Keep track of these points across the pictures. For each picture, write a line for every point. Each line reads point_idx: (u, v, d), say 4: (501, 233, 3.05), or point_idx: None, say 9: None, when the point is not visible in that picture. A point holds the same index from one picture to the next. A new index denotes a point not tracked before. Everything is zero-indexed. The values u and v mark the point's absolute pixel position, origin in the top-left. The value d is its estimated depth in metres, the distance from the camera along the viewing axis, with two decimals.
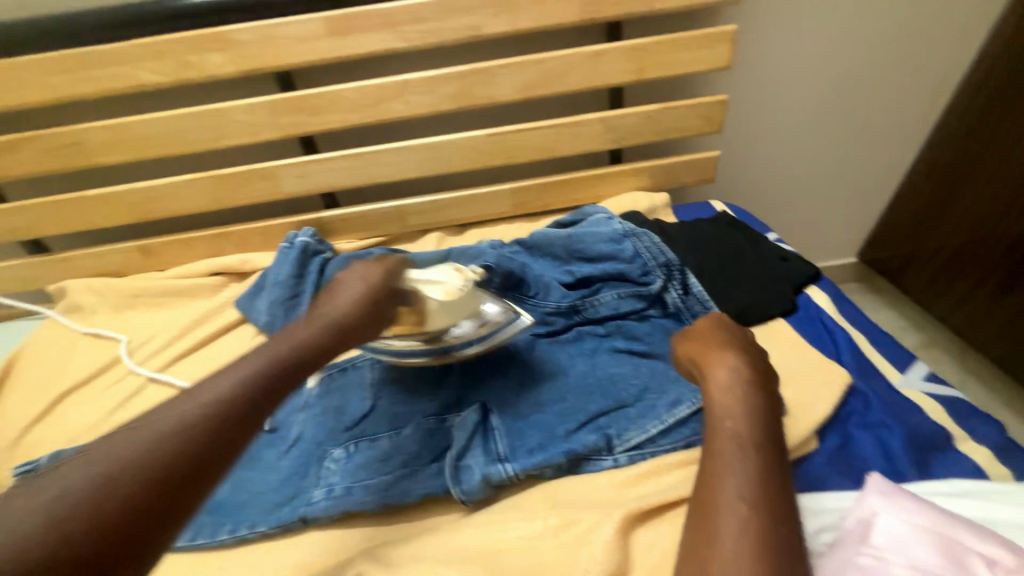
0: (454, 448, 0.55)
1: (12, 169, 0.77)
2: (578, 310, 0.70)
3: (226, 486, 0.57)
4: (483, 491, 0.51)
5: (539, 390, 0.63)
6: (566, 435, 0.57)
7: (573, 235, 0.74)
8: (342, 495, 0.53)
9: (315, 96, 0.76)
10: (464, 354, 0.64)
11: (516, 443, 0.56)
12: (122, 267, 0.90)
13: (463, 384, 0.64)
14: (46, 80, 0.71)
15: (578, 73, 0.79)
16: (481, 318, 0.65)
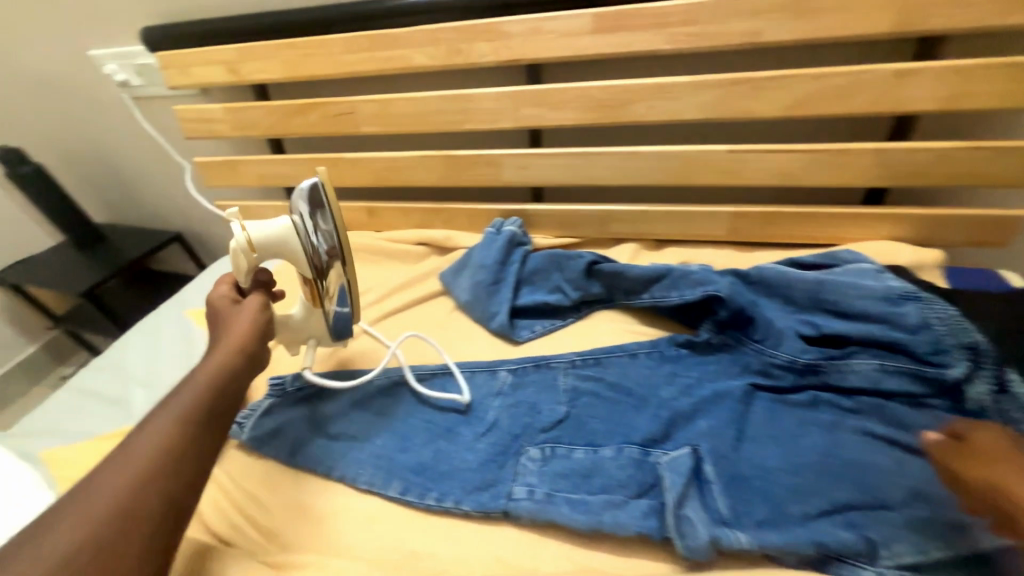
0: (670, 494, 0.50)
1: (299, 128, 0.92)
2: (822, 372, 0.59)
3: (430, 453, 0.60)
4: (709, 551, 0.46)
5: (766, 454, 0.54)
6: (807, 521, 0.48)
7: (826, 281, 0.63)
8: (549, 503, 0.52)
9: (560, 91, 0.76)
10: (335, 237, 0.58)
11: (742, 510, 0.49)
12: (349, 223, 1.02)
13: (670, 418, 0.59)
14: (344, 56, 0.83)
15: (867, 95, 0.66)
16: (302, 228, 0.56)
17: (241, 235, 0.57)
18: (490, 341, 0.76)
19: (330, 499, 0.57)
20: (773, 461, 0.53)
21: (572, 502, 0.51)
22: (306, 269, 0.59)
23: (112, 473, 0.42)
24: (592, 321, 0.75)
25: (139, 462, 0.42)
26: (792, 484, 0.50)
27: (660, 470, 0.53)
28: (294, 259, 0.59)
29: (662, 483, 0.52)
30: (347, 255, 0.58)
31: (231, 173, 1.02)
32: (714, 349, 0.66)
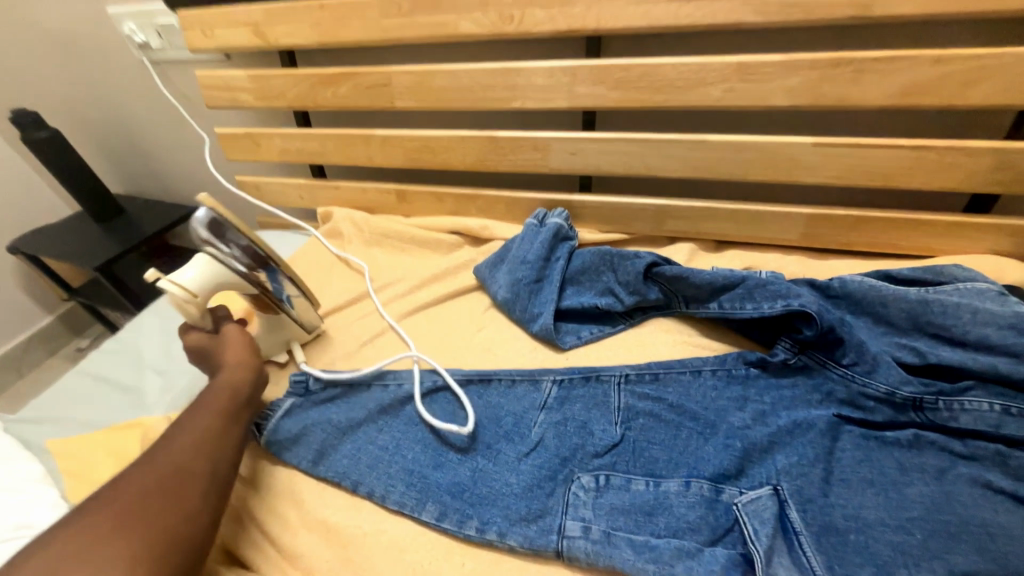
0: (756, 549, 0.43)
1: (328, 100, 0.84)
2: (926, 408, 0.51)
3: (469, 471, 0.53)
4: None
5: (864, 502, 0.46)
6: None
7: (935, 302, 0.54)
8: (609, 546, 0.45)
9: (625, 68, 0.67)
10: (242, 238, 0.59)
11: (839, 568, 0.42)
12: (376, 205, 0.95)
13: (743, 450, 0.51)
14: (382, 21, 0.74)
15: (995, 84, 0.56)
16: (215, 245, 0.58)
17: (175, 289, 0.57)
18: (531, 346, 0.69)
19: (358, 519, 0.52)
20: (873, 513, 0.45)
21: (636, 545, 0.45)
22: (247, 288, 0.61)
23: (150, 461, 0.47)
24: (646, 330, 0.67)
25: (173, 454, 0.48)
26: (901, 544, 0.43)
27: (739, 514, 0.46)
28: (236, 288, 0.61)
29: (743, 531, 0.44)
30: (269, 258, 0.61)
31: (253, 147, 0.95)
32: (791, 372, 0.58)
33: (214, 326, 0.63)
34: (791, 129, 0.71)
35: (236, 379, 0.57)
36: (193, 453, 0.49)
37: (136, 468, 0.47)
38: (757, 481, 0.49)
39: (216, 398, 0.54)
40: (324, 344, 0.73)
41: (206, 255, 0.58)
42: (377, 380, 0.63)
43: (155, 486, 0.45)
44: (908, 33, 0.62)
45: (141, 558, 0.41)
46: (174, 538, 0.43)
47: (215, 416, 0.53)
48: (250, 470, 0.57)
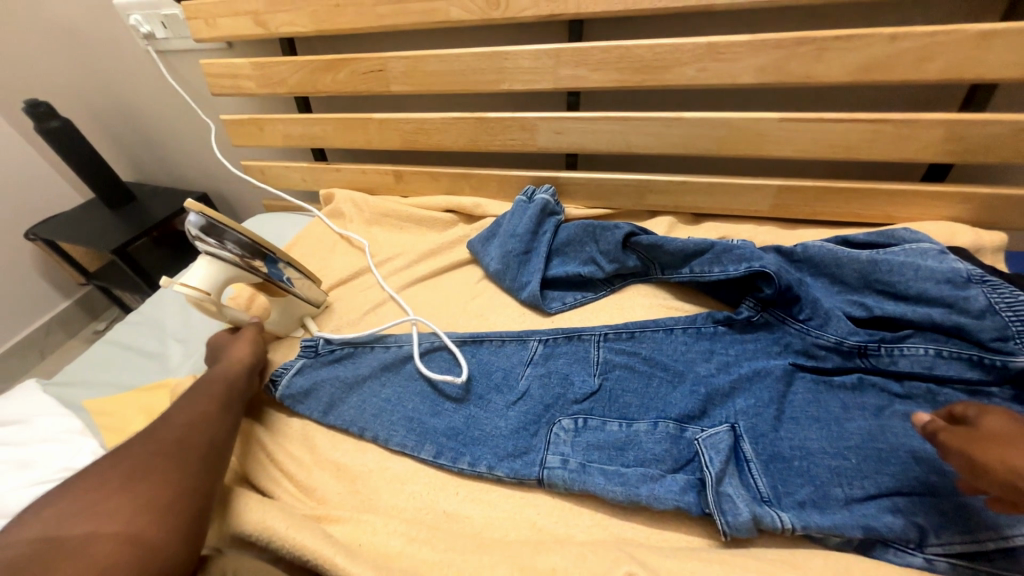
0: (709, 471, 0.49)
1: (328, 86, 0.89)
2: (868, 355, 0.57)
3: (463, 417, 0.60)
4: (752, 531, 0.45)
5: (807, 433, 0.52)
6: (852, 503, 0.47)
7: (882, 261, 0.59)
8: (583, 472, 0.51)
9: (605, 50, 0.71)
10: (234, 234, 0.64)
11: (781, 486, 0.49)
12: (376, 186, 1.00)
13: (706, 394, 0.57)
14: (377, 9, 0.79)
15: (943, 60, 0.61)
16: (213, 241, 0.63)
17: (188, 289, 0.63)
18: (520, 312, 0.75)
19: (364, 458, 0.59)
20: (815, 442, 0.51)
21: (607, 472, 0.51)
22: (252, 277, 0.68)
23: (149, 431, 0.50)
24: (625, 295, 0.73)
25: (167, 431, 0.50)
26: (837, 465, 0.49)
27: (698, 444, 0.52)
28: (241, 277, 0.67)
29: (701, 459, 0.51)
30: (258, 245, 0.67)
31: (257, 132, 1.00)
32: (754, 328, 0.64)
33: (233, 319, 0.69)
34: (763, 106, 0.76)
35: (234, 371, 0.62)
36: (191, 425, 0.52)
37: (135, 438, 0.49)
38: (717, 420, 0.55)
39: (213, 386, 0.58)
40: (330, 314, 0.80)
41: (205, 252, 0.65)
42: (379, 342, 0.69)
43: (156, 448, 0.47)
44: (869, 13, 0.66)
45: (140, 511, 0.42)
46: (172, 494, 0.44)
47: (213, 398, 0.56)
48: (267, 421, 0.64)
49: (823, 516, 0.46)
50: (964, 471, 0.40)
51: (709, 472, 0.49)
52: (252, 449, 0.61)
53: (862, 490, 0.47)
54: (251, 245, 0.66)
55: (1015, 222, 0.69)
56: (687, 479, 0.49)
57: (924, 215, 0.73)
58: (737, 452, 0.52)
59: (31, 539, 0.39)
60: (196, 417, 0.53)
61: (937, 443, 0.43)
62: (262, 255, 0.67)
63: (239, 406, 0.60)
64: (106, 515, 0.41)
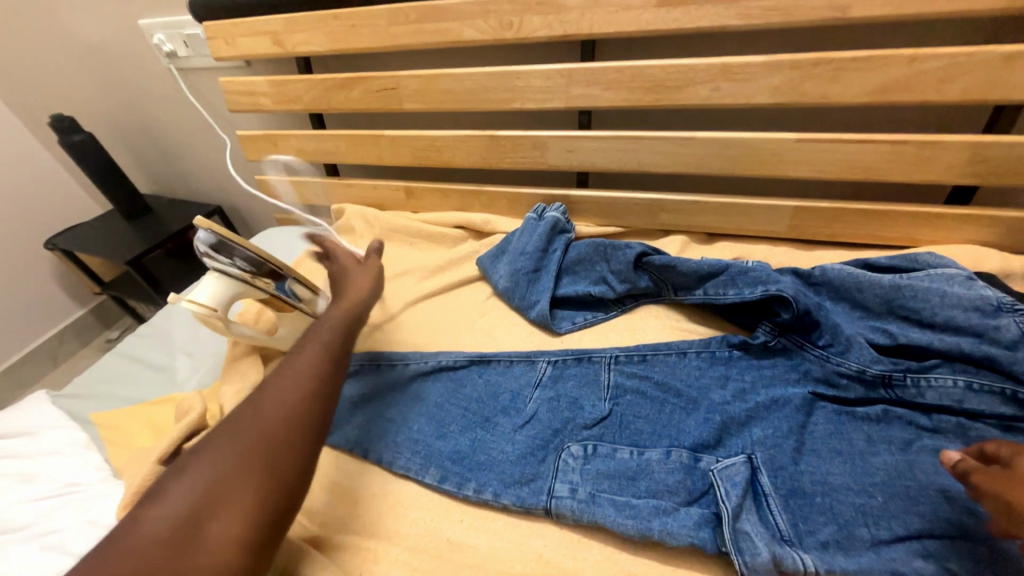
0: (726, 506, 0.46)
1: (342, 103, 0.90)
2: (893, 385, 0.54)
3: (469, 441, 0.58)
4: (772, 573, 0.42)
5: (829, 467, 0.50)
6: (879, 545, 0.44)
7: (906, 287, 0.57)
8: (593, 504, 0.49)
9: (616, 70, 0.71)
10: (245, 251, 0.65)
11: (802, 525, 0.46)
12: (386, 202, 1.01)
13: (722, 423, 0.55)
14: (391, 29, 0.80)
15: (966, 81, 0.59)
16: (224, 258, 0.64)
17: (196, 306, 0.63)
18: (529, 332, 0.74)
19: (368, 481, 0.57)
20: (838, 477, 0.49)
21: (618, 503, 0.49)
22: (262, 293, 0.68)
23: (265, 400, 0.43)
24: (636, 316, 0.72)
25: (282, 402, 0.43)
26: (863, 504, 0.46)
27: (712, 476, 0.50)
28: (252, 294, 0.67)
29: (716, 492, 0.48)
30: (267, 261, 0.67)
31: (272, 147, 1.01)
32: (771, 353, 0.61)
33: (241, 335, 0.69)
34: (777, 126, 0.75)
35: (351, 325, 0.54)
36: (316, 403, 0.44)
37: (258, 406, 0.42)
38: (733, 451, 0.53)
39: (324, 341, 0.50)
40: None
41: (213, 268, 0.64)
42: (387, 360, 0.68)
43: (274, 429, 0.41)
44: (887, 34, 0.65)
45: (264, 521, 0.37)
46: (290, 503, 0.39)
47: (328, 361, 0.48)
48: None
49: (849, 559, 0.43)
50: (999, 517, 0.38)
51: (725, 507, 0.46)
52: None
53: (891, 532, 0.44)
54: (261, 261, 0.67)
55: None
56: (702, 513, 0.47)
57: (946, 238, 0.70)
58: (755, 486, 0.49)
59: (156, 528, 0.35)
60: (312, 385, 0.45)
61: (970, 485, 0.40)
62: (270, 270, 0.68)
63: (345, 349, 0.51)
64: (231, 516, 0.36)
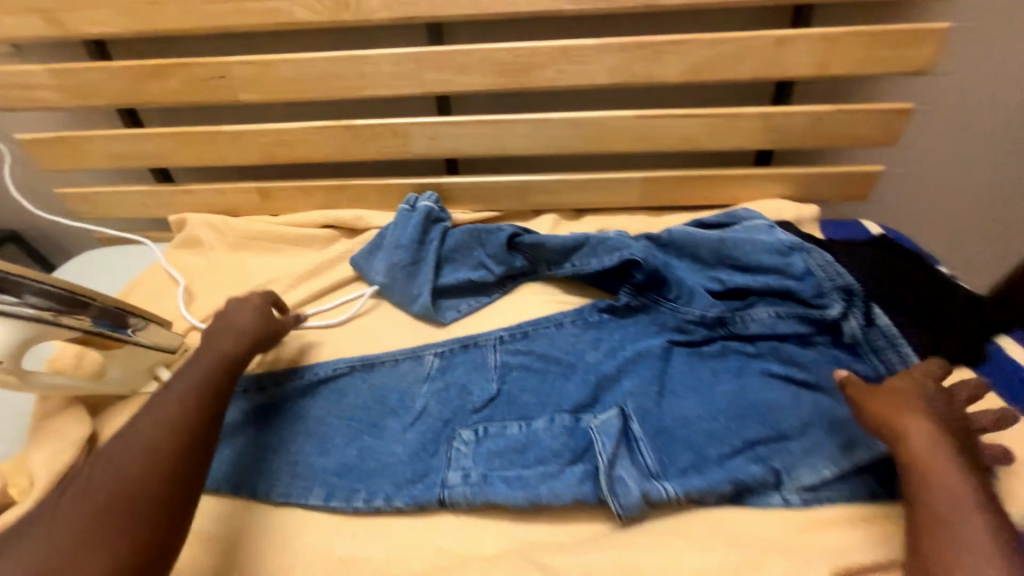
0: (603, 458, 0.50)
1: (159, 96, 0.77)
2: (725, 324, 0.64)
3: (354, 451, 0.55)
4: (645, 505, 0.49)
5: (684, 402, 0.57)
6: (724, 459, 0.52)
7: (727, 239, 0.67)
8: (487, 484, 0.50)
9: (464, 53, 0.71)
10: (31, 283, 0.53)
11: (665, 458, 0.52)
12: (238, 207, 0.89)
13: (598, 383, 0.59)
14: (206, 8, 0.69)
15: (754, 61, 0.70)
16: (2, 296, 0.52)
17: None
18: (413, 326, 0.72)
19: (241, 520, 0.52)
20: (692, 411, 0.56)
21: (509, 479, 0.51)
22: (71, 332, 0.56)
23: (118, 451, 0.46)
24: (517, 295, 0.74)
25: (136, 453, 0.46)
26: (710, 429, 0.54)
27: (591, 431, 0.54)
28: (57, 335, 0.55)
29: (594, 447, 0.52)
30: (74, 292, 0.56)
31: (70, 152, 0.83)
32: (634, 312, 0.68)
33: (49, 385, 0.56)
34: (621, 105, 0.82)
35: (224, 359, 0.56)
36: (165, 445, 0.47)
37: (123, 445, 0.46)
38: (607, 406, 0.58)
39: (184, 382, 0.52)
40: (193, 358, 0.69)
41: None
42: (253, 384, 0.61)
43: (126, 481, 0.44)
44: (695, 20, 0.75)
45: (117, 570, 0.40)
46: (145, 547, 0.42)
47: (189, 403, 0.51)
48: None
49: (701, 479, 0.50)
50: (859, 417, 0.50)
51: (602, 458, 0.50)
52: None
53: (731, 447, 0.52)
54: (59, 291, 0.55)
55: (825, 195, 0.83)
56: (585, 467, 0.51)
57: (758, 194, 0.84)
58: (629, 433, 0.54)
59: None
60: (169, 430, 0.48)
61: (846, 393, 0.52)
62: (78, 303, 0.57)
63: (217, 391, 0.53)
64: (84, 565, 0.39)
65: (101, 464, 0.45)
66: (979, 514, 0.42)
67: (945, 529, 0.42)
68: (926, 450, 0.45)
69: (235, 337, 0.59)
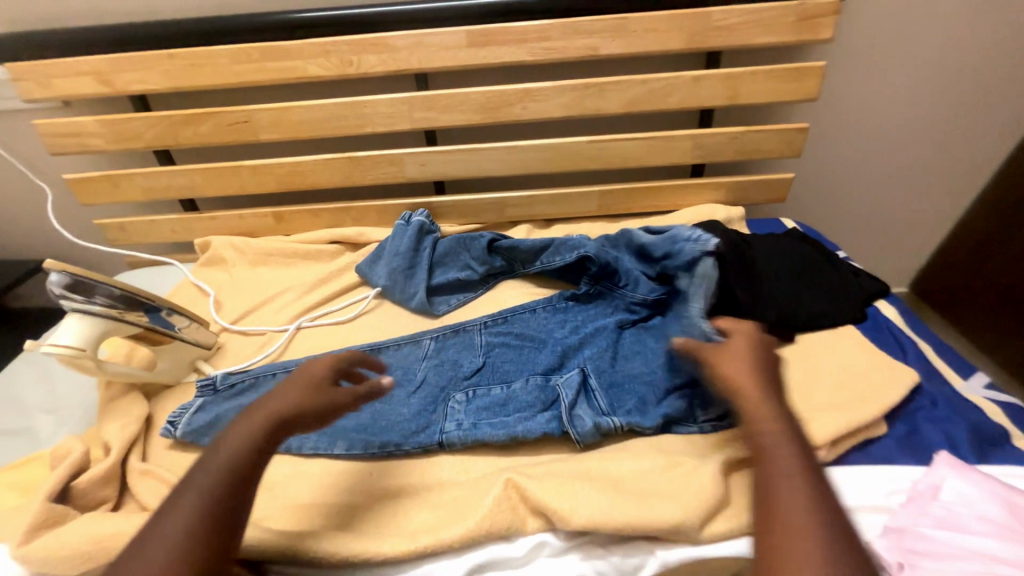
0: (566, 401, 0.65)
1: (192, 138, 0.92)
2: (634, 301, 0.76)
3: (365, 412, 0.68)
4: (597, 435, 0.62)
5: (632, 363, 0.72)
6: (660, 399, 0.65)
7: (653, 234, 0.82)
8: (476, 428, 0.64)
9: (446, 96, 0.88)
10: (106, 289, 0.66)
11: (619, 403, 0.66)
12: (256, 229, 1.03)
13: (562, 350, 0.74)
14: (235, 67, 0.86)
15: (678, 94, 0.88)
16: (83, 298, 0.64)
17: (61, 349, 0.63)
18: (412, 319, 0.86)
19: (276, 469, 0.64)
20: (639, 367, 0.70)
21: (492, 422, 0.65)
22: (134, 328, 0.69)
23: (193, 488, 0.42)
24: (498, 290, 0.89)
25: (206, 490, 0.42)
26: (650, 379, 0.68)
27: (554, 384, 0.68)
28: (123, 330, 0.68)
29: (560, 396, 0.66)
30: (135, 294, 0.69)
31: (112, 188, 0.97)
32: (592, 298, 0.83)
33: (115, 372, 0.69)
34: (577, 132, 0.99)
35: (293, 406, 0.49)
36: (231, 485, 0.43)
37: (201, 481, 0.43)
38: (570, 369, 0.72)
39: (256, 426, 0.47)
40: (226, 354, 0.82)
41: (74, 311, 0.65)
42: (282, 368, 0.75)
43: (199, 525, 0.40)
44: (631, 64, 0.93)
45: None
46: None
47: (256, 449, 0.46)
48: (172, 464, 0.65)
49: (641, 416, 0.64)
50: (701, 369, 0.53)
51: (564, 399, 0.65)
52: (156, 485, 0.61)
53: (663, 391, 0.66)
54: (125, 295, 0.68)
55: (751, 198, 1.00)
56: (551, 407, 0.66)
57: (696, 200, 1.00)
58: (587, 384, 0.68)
59: None
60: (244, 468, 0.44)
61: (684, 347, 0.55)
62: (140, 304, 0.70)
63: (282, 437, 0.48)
64: None
65: (163, 521, 0.40)
66: (797, 470, 0.40)
67: (763, 483, 0.40)
68: (748, 407, 0.45)
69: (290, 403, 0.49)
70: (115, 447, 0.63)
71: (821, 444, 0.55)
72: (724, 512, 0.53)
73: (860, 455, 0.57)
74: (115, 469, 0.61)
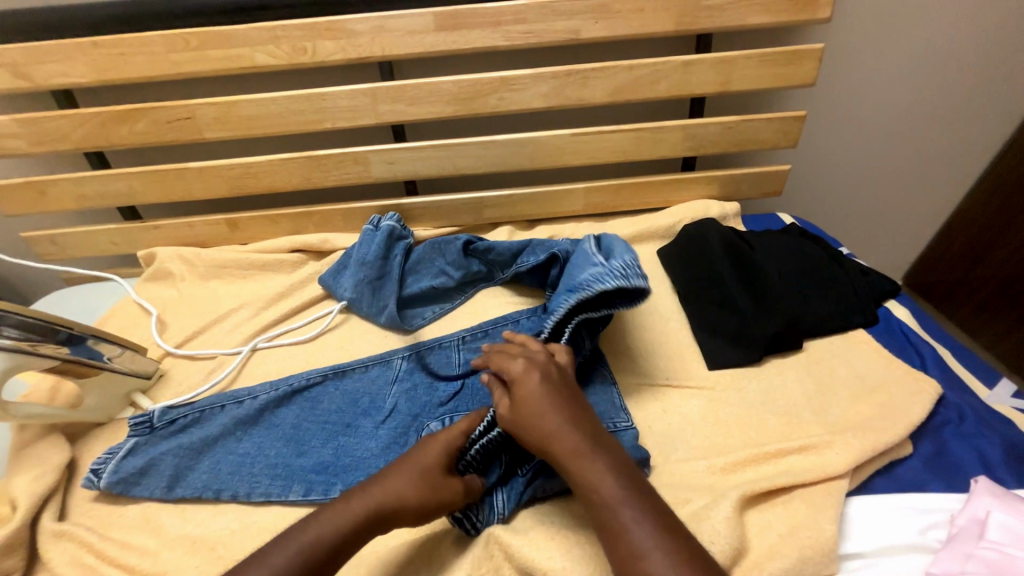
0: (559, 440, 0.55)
1: (126, 137, 0.81)
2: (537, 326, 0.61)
3: (332, 451, 0.60)
4: None
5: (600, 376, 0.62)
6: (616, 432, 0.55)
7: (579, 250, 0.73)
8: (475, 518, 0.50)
9: (413, 87, 0.79)
10: (13, 317, 0.56)
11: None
12: (207, 239, 0.93)
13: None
14: (170, 57, 0.75)
15: (667, 82, 0.81)
16: None
17: None
18: (382, 336, 0.77)
19: (223, 522, 0.56)
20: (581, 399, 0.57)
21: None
22: (50, 361, 0.59)
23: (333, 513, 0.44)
24: (477, 299, 0.80)
25: (328, 532, 0.43)
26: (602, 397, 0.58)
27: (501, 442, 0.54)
28: (36, 364, 0.59)
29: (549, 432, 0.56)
30: (52, 323, 0.59)
31: (37, 196, 0.85)
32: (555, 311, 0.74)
33: (24, 415, 0.59)
34: (559, 124, 0.92)
35: (410, 494, 0.46)
36: (351, 539, 0.43)
37: (324, 524, 0.43)
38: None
39: (372, 495, 0.45)
40: (168, 384, 0.72)
41: None
42: (232, 399, 0.64)
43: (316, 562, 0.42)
44: (616, 49, 0.86)
45: None
46: None
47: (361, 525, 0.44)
48: (97, 521, 0.57)
49: None
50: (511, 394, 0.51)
51: (523, 475, 0.53)
52: (74, 550, 0.53)
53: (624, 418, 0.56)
54: (37, 324, 0.58)
55: (747, 192, 0.93)
56: (507, 480, 0.54)
57: (688, 196, 0.93)
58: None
59: None
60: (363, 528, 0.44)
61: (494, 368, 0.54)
62: (57, 334, 0.60)
63: (381, 525, 0.45)
64: None
65: (284, 541, 0.42)
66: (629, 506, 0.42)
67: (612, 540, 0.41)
68: (570, 465, 0.45)
69: (408, 490, 0.46)
70: (22, 505, 0.54)
71: (842, 471, 0.50)
72: (743, 562, 0.45)
73: (885, 481, 0.52)
74: (21, 534, 0.53)
